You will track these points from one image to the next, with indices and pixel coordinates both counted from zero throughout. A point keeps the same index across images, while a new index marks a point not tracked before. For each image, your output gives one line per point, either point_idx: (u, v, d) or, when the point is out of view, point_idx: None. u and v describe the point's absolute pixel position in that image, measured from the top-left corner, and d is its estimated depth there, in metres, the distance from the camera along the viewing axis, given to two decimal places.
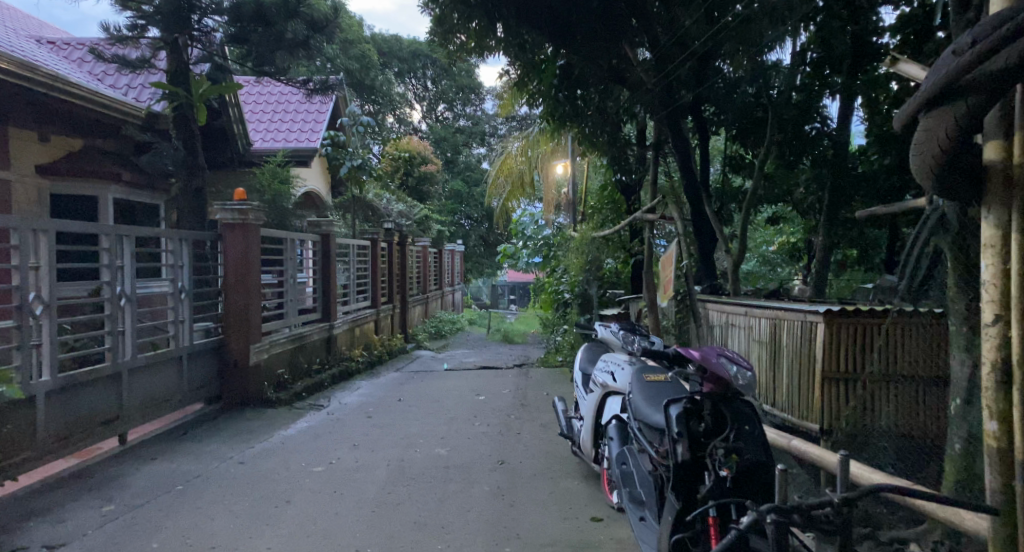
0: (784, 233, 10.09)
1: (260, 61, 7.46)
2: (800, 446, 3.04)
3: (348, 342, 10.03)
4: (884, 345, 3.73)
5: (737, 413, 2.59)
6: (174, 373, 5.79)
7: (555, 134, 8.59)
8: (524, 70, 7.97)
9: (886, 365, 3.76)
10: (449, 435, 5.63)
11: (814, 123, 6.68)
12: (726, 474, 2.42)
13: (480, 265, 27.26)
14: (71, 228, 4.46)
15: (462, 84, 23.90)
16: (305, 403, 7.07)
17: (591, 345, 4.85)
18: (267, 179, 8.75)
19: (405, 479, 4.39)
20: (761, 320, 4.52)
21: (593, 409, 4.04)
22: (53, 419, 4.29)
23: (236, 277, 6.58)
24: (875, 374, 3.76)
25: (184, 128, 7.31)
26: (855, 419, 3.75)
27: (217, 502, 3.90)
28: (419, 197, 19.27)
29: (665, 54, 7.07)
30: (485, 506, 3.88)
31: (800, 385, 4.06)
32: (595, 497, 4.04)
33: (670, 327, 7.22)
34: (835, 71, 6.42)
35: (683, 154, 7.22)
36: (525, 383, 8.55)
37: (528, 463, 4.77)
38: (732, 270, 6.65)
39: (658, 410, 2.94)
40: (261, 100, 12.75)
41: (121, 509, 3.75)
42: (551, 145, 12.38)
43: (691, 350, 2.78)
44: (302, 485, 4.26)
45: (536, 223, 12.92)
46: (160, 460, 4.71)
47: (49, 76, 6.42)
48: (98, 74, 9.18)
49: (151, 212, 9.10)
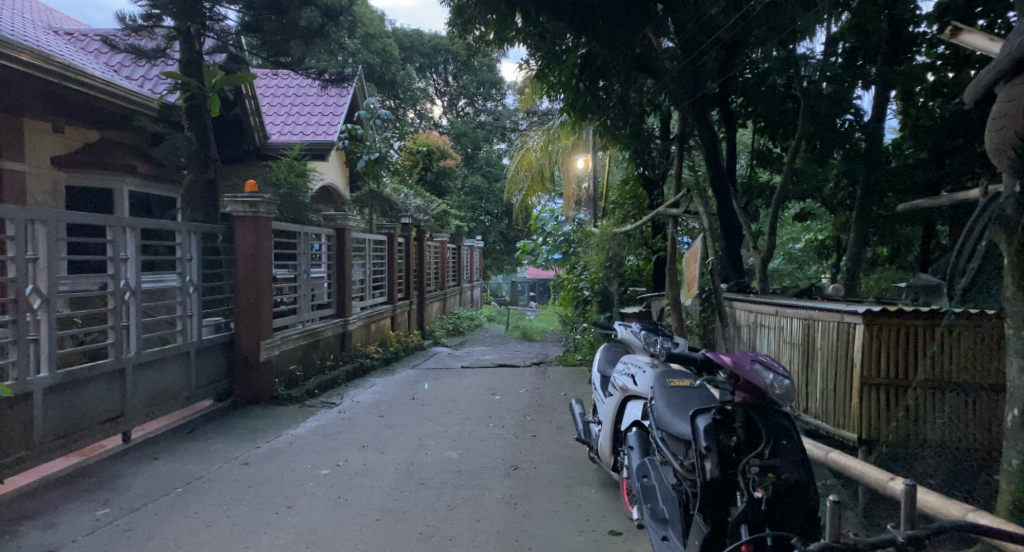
0: (811, 230, 9.79)
1: (276, 50, 7.31)
2: (842, 459, 2.86)
3: (364, 338, 9.88)
4: (936, 350, 3.40)
5: (774, 427, 2.34)
6: (181, 369, 5.65)
7: (576, 126, 8.33)
8: (544, 61, 7.72)
9: (936, 371, 3.42)
10: (462, 437, 5.44)
11: (846, 116, 6.20)
12: (761, 495, 2.18)
13: (500, 261, 27.29)
14: (74, 219, 4.32)
15: (483, 78, 23.54)
16: (317, 400, 6.93)
17: (610, 346, 4.59)
18: (283, 173, 8.55)
19: (413, 484, 4.19)
20: (794, 321, 4.23)
21: (612, 413, 3.80)
22: (52, 416, 4.17)
23: (246, 271, 6.43)
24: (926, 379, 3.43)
25: (196, 120, 7.18)
26: (901, 428, 3.43)
27: (216, 507, 3.73)
28: (438, 191, 19.09)
29: (690, 40, 6.76)
30: (496, 516, 3.67)
31: (836, 392, 3.75)
32: (613, 508, 3.80)
33: (693, 326, 6.94)
34: (869, 60, 6.07)
35: (710, 146, 6.90)
36: (543, 382, 8.35)
37: (543, 468, 4.55)
38: (761, 269, 6.35)
39: (683, 419, 2.69)
40: (279, 93, 12.65)
41: (116, 513, 3.60)
42: (571, 139, 12.09)
43: (721, 355, 2.52)
44: (306, 489, 4.08)
45: (556, 219, 12.71)
46: (163, 460, 4.57)
47: (63, 68, 6.33)
48: (114, 65, 9.11)
49: (168, 206, 9.04)
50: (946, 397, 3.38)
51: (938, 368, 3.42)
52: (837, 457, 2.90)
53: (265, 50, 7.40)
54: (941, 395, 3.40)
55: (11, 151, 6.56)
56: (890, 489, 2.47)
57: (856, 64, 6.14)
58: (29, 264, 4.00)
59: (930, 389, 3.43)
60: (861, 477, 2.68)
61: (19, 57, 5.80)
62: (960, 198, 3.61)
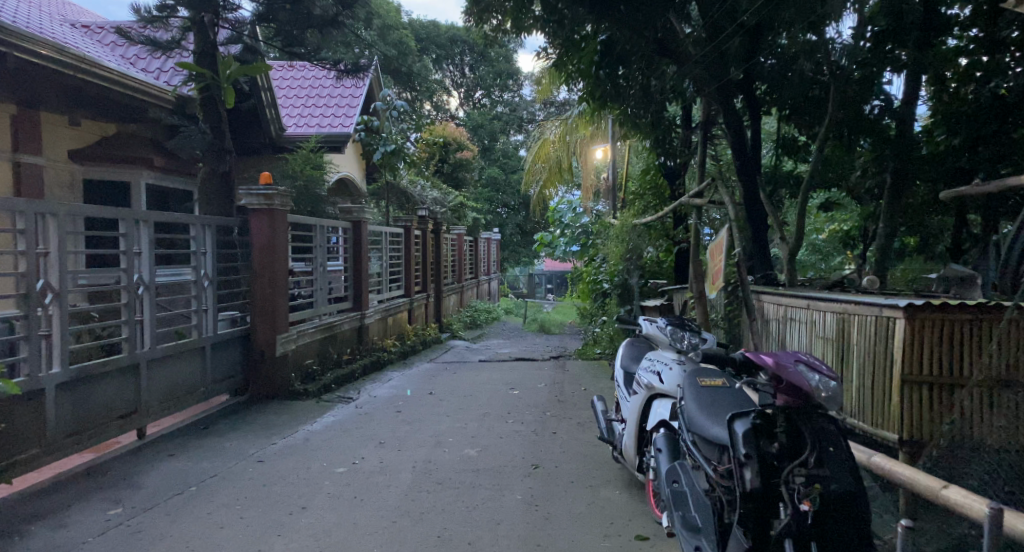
0: (836, 220, 9.54)
1: (290, 40, 7.20)
2: (887, 464, 2.74)
3: (381, 332, 9.80)
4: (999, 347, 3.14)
5: (819, 434, 2.20)
6: (196, 364, 5.58)
7: (596, 114, 8.11)
8: (563, 49, 7.54)
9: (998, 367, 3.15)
10: (481, 433, 5.32)
11: (875, 102, 6.09)
12: (807, 508, 2.06)
13: (517, 254, 27.15)
14: (87, 212, 4.24)
15: (500, 69, 23.32)
16: (334, 395, 6.85)
17: (634, 342, 4.43)
18: (299, 165, 8.27)
19: (431, 484, 4.07)
20: (828, 315, 4.04)
21: (637, 411, 3.64)
22: (64, 413, 4.10)
23: (262, 265, 6.34)
24: (987, 375, 3.17)
25: (211, 112, 7.08)
26: (955, 429, 3.19)
27: (228, 507, 3.64)
28: (456, 183, 18.96)
29: (714, 25, 6.54)
30: (517, 518, 3.53)
31: (873, 390, 3.53)
32: (637, 510, 3.66)
33: (718, 320, 6.74)
34: (899, 45, 5.78)
35: (735, 133, 6.66)
36: (563, 377, 8.19)
37: (564, 468, 4.41)
38: (790, 261, 6.13)
39: (718, 423, 2.54)
40: (295, 85, 12.58)
41: (128, 513, 3.52)
42: (590, 129, 11.88)
43: (761, 355, 2.36)
44: (321, 488, 3.98)
45: (573, 210, 12.39)
46: (177, 458, 4.50)
47: (78, 61, 6.25)
48: (130, 58, 9.07)
49: (185, 199, 8.99)
50: (1004, 396, 3.13)
51: (998, 365, 3.15)
52: (879, 460, 2.79)
53: (280, 40, 7.26)
54: (998, 395, 3.15)
55: (29, 145, 6.53)
56: (944, 498, 2.39)
57: (884, 49, 5.86)
58: (40, 257, 3.93)
59: (987, 386, 3.16)
60: (910, 485, 2.58)
61: (36, 51, 5.74)
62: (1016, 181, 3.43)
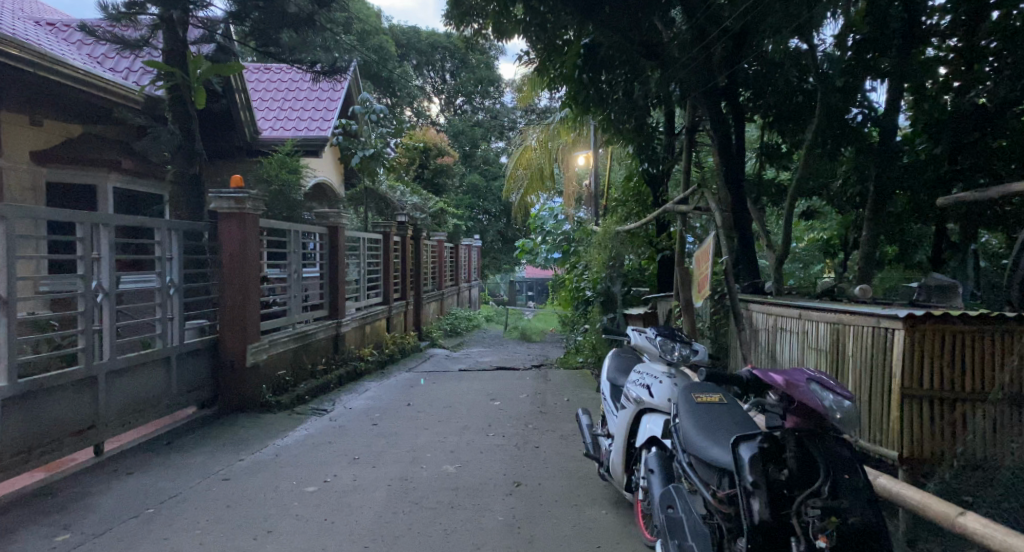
0: (816, 229, 9.50)
1: (264, 40, 6.93)
2: (892, 489, 2.76)
3: (358, 340, 9.53)
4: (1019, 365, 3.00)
5: (832, 459, 2.09)
6: (160, 375, 5.29)
7: (578, 119, 7.93)
8: (547, 53, 7.35)
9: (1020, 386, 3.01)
10: (460, 448, 5.10)
11: (855, 110, 5.89)
12: (823, 544, 1.96)
13: (496, 261, 27.12)
14: (37, 212, 3.93)
15: (480, 76, 23.15)
16: (307, 407, 6.59)
17: (620, 352, 4.24)
18: (274, 169, 8.08)
19: (406, 504, 3.84)
20: (821, 325, 3.89)
21: (625, 427, 3.45)
22: (11, 431, 3.80)
23: (232, 272, 6.07)
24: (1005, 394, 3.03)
25: (180, 112, 6.77)
26: (969, 451, 3.05)
27: (186, 531, 3.38)
28: (436, 189, 18.76)
29: (701, 28, 6.40)
30: (498, 542, 3.32)
31: (871, 404, 3.38)
32: (626, 532, 3.47)
33: (704, 329, 6.60)
34: (879, 54, 5.62)
35: (721, 139, 6.54)
36: (545, 387, 7.99)
37: (548, 485, 4.22)
38: (777, 270, 6.00)
39: (717, 443, 2.40)
40: (271, 88, 12.27)
41: (76, 540, 3.25)
42: (572, 135, 11.75)
43: (769, 374, 2.27)
44: (289, 510, 3.73)
45: (555, 218, 12.30)
46: (136, 477, 4.22)
47: (40, 59, 5.92)
48: (98, 58, 8.73)
49: (153, 203, 8.65)
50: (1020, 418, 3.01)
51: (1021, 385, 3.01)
52: (885, 483, 2.81)
53: (254, 39, 6.99)
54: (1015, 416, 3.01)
55: None
56: (959, 525, 2.36)
57: (865, 59, 5.68)
58: None
59: (1005, 406, 3.03)
60: (920, 509, 2.58)
61: None
62: (1012, 188, 3.24)
